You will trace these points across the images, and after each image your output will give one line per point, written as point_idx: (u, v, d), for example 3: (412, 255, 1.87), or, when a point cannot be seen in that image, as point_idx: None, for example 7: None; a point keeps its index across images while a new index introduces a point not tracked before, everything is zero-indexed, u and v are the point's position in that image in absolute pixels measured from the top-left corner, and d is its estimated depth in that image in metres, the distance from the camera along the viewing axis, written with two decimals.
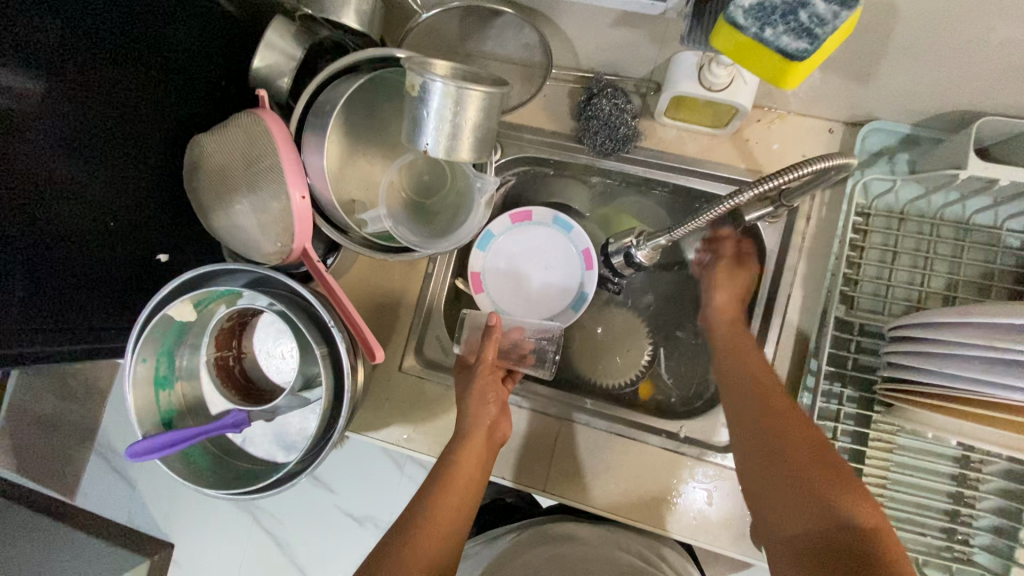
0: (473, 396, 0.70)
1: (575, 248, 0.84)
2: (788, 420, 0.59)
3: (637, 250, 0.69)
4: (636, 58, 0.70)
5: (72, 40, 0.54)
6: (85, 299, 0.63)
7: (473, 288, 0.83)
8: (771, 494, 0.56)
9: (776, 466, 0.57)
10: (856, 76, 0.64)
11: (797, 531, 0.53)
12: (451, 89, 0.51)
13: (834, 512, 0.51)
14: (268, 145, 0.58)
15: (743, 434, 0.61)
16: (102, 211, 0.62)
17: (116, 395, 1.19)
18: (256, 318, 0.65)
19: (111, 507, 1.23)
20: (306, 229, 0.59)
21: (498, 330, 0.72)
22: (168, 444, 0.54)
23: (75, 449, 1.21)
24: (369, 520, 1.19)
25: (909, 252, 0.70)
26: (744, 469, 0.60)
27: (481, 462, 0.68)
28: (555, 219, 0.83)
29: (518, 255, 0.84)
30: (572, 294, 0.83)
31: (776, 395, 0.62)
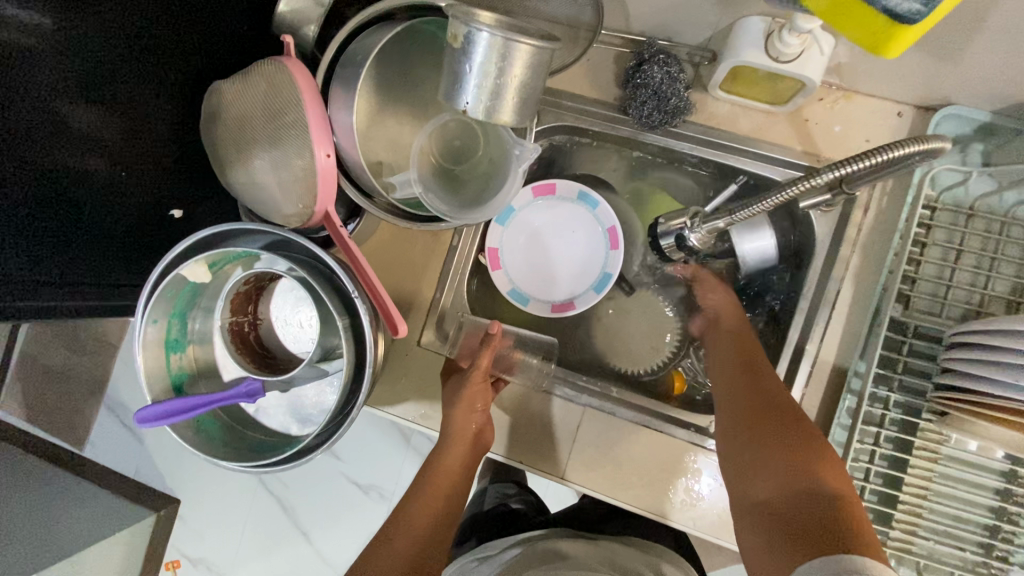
0: (461, 404, 0.67)
1: (600, 227, 0.79)
2: (775, 394, 0.61)
3: (690, 233, 0.64)
4: (694, 22, 0.64)
5: None
6: (97, 251, 0.60)
7: (491, 266, 0.79)
8: (747, 456, 0.58)
9: (756, 434, 0.58)
10: (940, 54, 0.57)
11: (769, 492, 0.54)
12: (498, 40, 0.46)
13: (806, 473, 0.53)
14: (293, 96, 0.53)
15: (730, 403, 0.63)
16: (112, 159, 0.58)
17: (126, 350, 1.18)
18: (273, 283, 0.61)
19: (118, 461, 1.23)
20: (330, 191, 0.55)
21: (498, 339, 0.69)
22: (177, 410, 0.51)
23: (84, 402, 1.20)
24: (373, 490, 1.18)
25: (974, 251, 0.64)
26: (726, 435, 0.62)
27: (465, 467, 0.68)
28: (582, 195, 0.79)
29: (541, 231, 0.80)
30: (594, 275, 0.79)
31: (768, 373, 0.64)
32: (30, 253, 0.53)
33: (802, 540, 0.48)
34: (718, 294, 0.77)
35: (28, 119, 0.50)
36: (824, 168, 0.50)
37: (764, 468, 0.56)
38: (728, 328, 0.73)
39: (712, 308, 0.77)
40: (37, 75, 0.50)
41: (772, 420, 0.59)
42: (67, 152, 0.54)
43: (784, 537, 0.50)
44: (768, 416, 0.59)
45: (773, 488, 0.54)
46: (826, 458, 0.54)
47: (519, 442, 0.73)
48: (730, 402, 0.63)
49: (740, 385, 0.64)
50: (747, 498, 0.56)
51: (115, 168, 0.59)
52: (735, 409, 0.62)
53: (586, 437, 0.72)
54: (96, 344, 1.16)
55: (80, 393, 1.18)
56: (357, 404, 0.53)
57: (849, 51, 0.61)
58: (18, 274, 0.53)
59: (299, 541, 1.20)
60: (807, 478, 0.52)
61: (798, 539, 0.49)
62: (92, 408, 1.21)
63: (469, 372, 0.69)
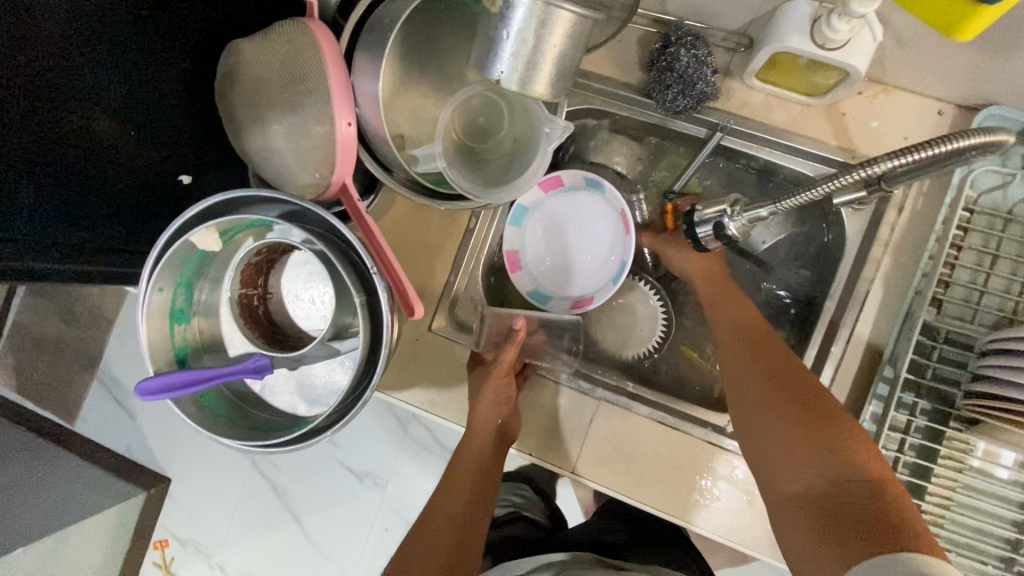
0: (487, 396, 0.68)
1: (611, 211, 0.75)
2: (794, 376, 0.59)
3: (730, 221, 0.61)
4: (734, 6, 0.61)
5: None
6: (99, 212, 0.57)
7: (510, 268, 0.76)
8: (774, 448, 0.56)
9: (776, 417, 0.57)
10: (994, 50, 0.55)
11: (804, 483, 0.53)
12: (539, 5, 0.44)
13: (841, 462, 0.51)
14: (316, 59, 0.50)
15: (749, 389, 0.61)
16: (121, 116, 0.56)
17: (121, 325, 1.17)
18: (286, 257, 0.58)
19: (109, 436, 1.22)
20: (350, 161, 0.52)
21: (522, 334, 0.71)
22: (183, 384, 0.49)
23: (75, 375, 1.18)
24: (369, 478, 1.16)
25: (1011, 257, 0.62)
26: (747, 419, 0.60)
27: (492, 456, 0.69)
28: (588, 180, 0.75)
29: (554, 225, 0.76)
30: (611, 266, 0.75)
31: (783, 352, 0.63)
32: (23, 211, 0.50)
33: (851, 537, 0.47)
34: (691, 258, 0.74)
35: (22, 64, 0.47)
36: (882, 156, 0.47)
37: (795, 459, 0.54)
38: (722, 295, 0.71)
39: (689, 271, 0.75)
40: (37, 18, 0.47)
41: (797, 406, 0.57)
42: (66, 102, 0.51)
43: (828, 536, 0.49)
44: (785, 395, 0.58)
45: (809, 481, 0.52)
46: (858, 442, 0.52)
47: (529, 435, 0.70)
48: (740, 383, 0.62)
49: (758, 367, 0.62)
50: (782, 491, 0.54)
51: (117, 125, 0.56)
52: (754, 392, 0.60)
53: (599, 435, 0.69)
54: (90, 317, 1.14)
55: (71, 367, 1.16)
56: (369, 385, 0.51)
57: (897, 43, 0.58)
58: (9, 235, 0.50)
59: (291, 526, 1.19)
60: (845, 467, 0.51)
61: (849, 538, 0.47)
62: (83, 382, 1.19)
63: (492, 366, 0.70)
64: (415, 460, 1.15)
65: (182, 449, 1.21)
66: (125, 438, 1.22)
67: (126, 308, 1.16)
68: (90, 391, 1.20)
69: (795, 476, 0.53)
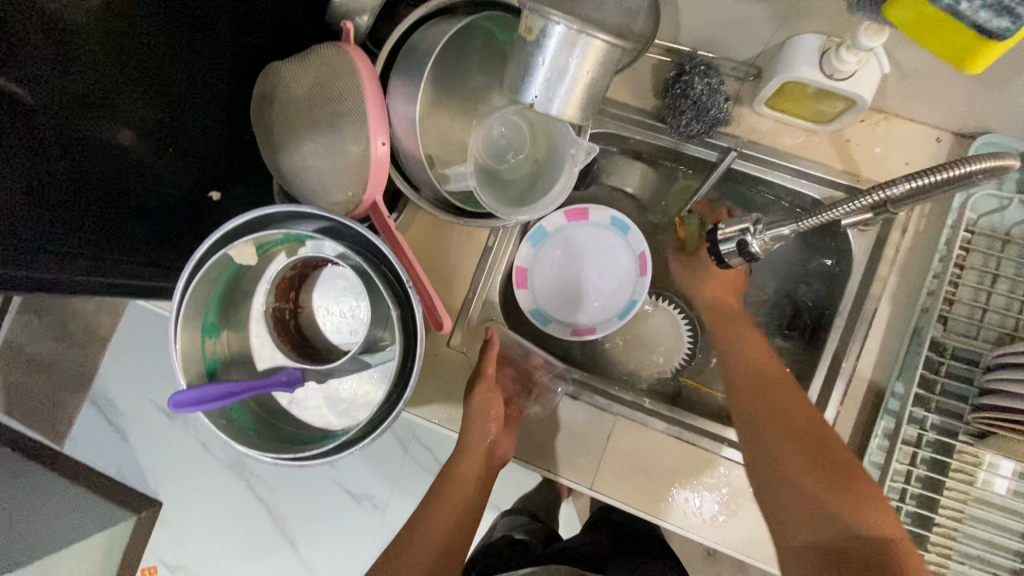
0: (479, 409, 0.67)
1: (629, 252, 0.78)
2: (807, 424, 0.58)
3: (753, 239, 0.62)
4: (743, 38, 0.64)
5: None
6: (131, 226, 0.58)
7: (516, 284, 0.77)
8: (791, 503, 0.54)
9: (787, 465, 0.56)
10: (990, 82, 0.58)
11: (813, 538, 0.52)
12: (573, 34, 0.46)
13: (861, 523, 0.50)
14: (354, 81, 0.52)
15: (764, 437, 0.59)
16: (160, 134, 0.58)
17: (116, 342, 1.19)
18: (317, 271, 0.59)
19: (97, 459, 1.20)
20: (382, 180, 0.53)
21: (497, 343, 0.68)
22: (214, 397, 0.49)
23: (69, 393, 1.18)
24: (367, 500, 1.15)
25: (1011, 276, 0.64)
26: (754, 464, 0.59)
27: (479, 478, 0.67)
28: (612, 219, 0.78)
29: (569, 256, 0.79)
30: (620, 301, 0.78)
31: (801, 398, 0.61)
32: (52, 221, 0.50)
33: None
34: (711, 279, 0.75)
35: (71, 79, 0.48)
36: (899, 178, 0.50)
37: (813, 517, 0.52)
38: (730, 319, 0.72)
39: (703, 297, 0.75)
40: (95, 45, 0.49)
41: (818, 461, 0.55)
42: (104, 116, 0.52)
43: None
44: (798, 442, 0.57)
45: (826, 541, 0.51)
46: (879, 502, 0.51)
47: (546, 451, 0.71)
48: (747, 425, 0.61)
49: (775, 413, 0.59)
50: (788, 544, 0.54)
51: (147, 139, 0.57)
52: (762, 435, 0.59)
53: (618, 450, 0.70)
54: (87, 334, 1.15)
55: (64, 386, 1.17)
56: (401, 398, 0.51)
57: (899, 74, 0.62)
58: (37, 245, 0.50)
59: (287, 550, 1.17)
60: (864, 528, 0.50)
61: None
62: (76, 401, 1.19)
63: (477, 378, 0.68)
64: (417, 483, 1.15)
65: (174, 473, 1.20)
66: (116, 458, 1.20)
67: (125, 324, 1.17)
68: (80, 413, 1.19)
69: (805, 532, 0.52)
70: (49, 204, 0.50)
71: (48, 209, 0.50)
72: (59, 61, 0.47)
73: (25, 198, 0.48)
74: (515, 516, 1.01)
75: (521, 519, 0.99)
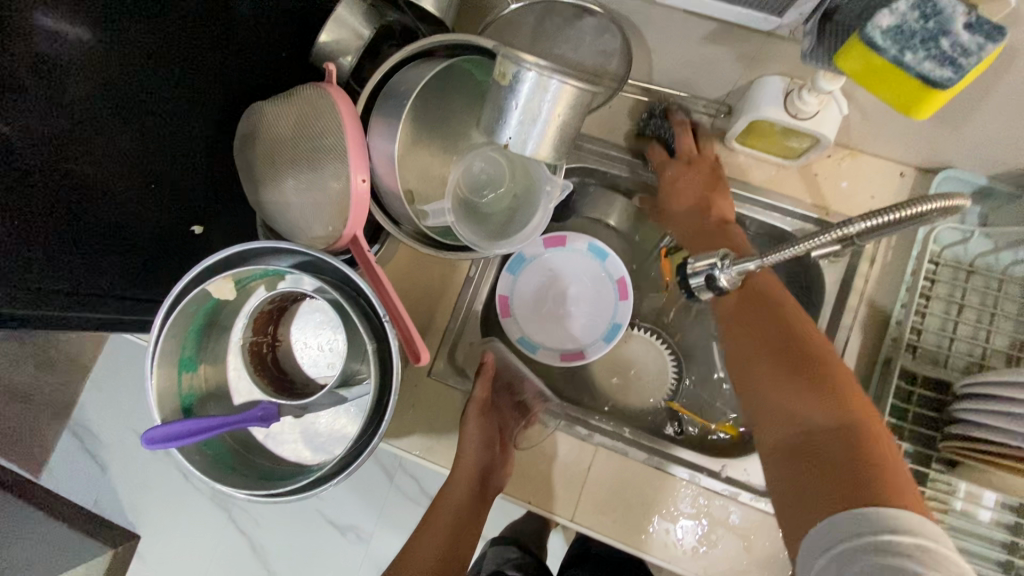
0: (469, 434, 0.68)
1: (608, 277, 0.80)
2: (784, 329, 0.61)
3: (721, 274, 0.58)
4: (713, 79, 0.67)
5: None
6: (111, 261, 0.58)
7: (500, 313, 0.79)
8: (766, 399, 0.58)
9: (763, 367, 0.60)
10: (947, 121, 0.61)
11: (779, 430, 0.56)
12: (545, 79, 0.48)
13: (821, 412, 0.53)
14: (334, 121, 0.54)
15: (753, 349, 0.62)
16: (145, 172, 0.59)
17: (98, 369, 1.20)
18: (296, 305, 0.60)
19: (76, 490, 1.22)
20: (362, 215, 0.55)
21: (490, 369, 0.70)
22: (188, 432, 0.49)
23: (46, 423, 1.18)
24: (352, 532, 1.18)
25: (975, 306, 0.66)
26: (736, 371, 0.63)
27: (473, 503, 0.69)
28: (589, 245, 0.80)
29: (550, 283, 0.80)
30: (604, 324, 0.79)
31: (784, 304, 0.63)
32: (30, 256, 0.51)
33: (818, 492, 0.49)
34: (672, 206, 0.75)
35: (52, 114, 0.50)
36: (856, 218, 0.49)
37: (786, 417, 0.55)
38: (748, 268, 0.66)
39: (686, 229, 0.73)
40: (76, 83, 0.51)
41: (798, 366, 0.57)
42: (87, 151, 0.53)
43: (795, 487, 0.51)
44: (775, 349, 0.60)
45: (790, 431, 0.55)
46: (847, 399, 0.54)
47: (527, 482, 0.70)
48: (731, 336, 0.65)
49: (765, 327, 0.61)
50: (761, 436, 0.58)
51: (131, 174, 0.58)
52: (743, 344, 0.63)
53: (598, 481, 0.70)
54: (66, 363, 1.15)
55: (43, 415, 1.17)
56: (378, 432, 0.51)
57: (861, 114, 0.65)
58: (12, 279, 0.50)
59: None
60: (829, 423, 0.53)
61: (816, 489, 0.49)
62: (53, 430, 1.19)
63: (469, 404, 0.70)
64: (399, 512, 1.17)
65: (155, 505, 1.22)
66: (100, 489, 1.22)
67: (107, 354, 1.19)
68: (61, 441, 1.21)
69: (772, 424, 0.56)
70: (30, 239, 0.50)
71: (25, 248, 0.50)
72: (38, 96, 0.49)
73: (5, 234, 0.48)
74: (504, 547, 0.99)
75: (511, 552, 0.97)
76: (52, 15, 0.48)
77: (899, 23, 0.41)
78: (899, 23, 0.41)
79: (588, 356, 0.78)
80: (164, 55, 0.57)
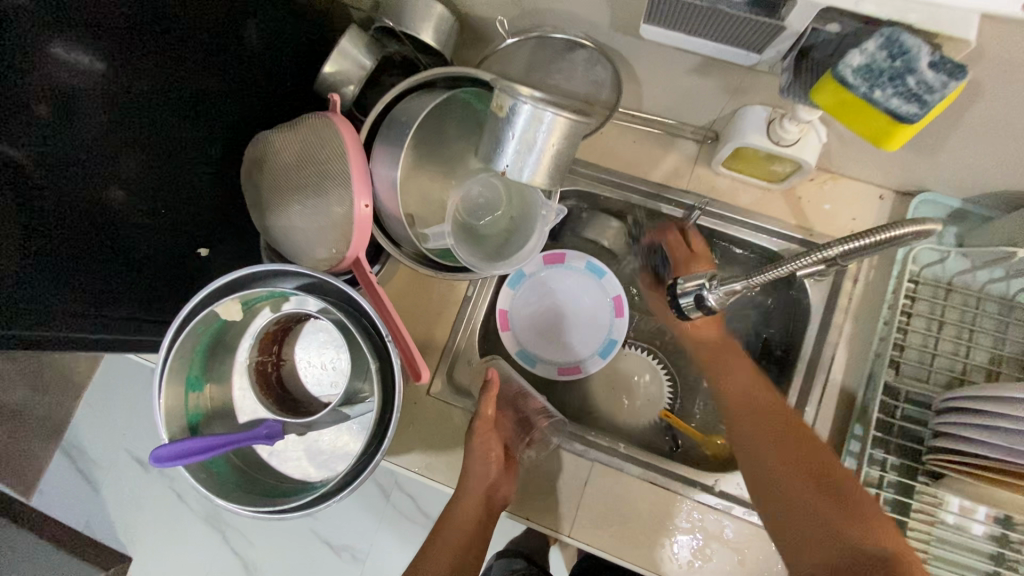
0: (475, 453, 0.69)
1: (604, 295, 0.82)
2: (803, 444, 0.61)
3: (709, 294, 0.62)
4: (699, 107, 0.71)
5: (136, 27, 0.55)
6: (120, 283, 0.59)
7: (500, 326, 0.81)
8: (797, 521, 0.56)
9: (790, 485, 0.59)
10: (920, 148, 0.64)
11: (817, 558, 0.53)
12: (539, 112, 0.51)
13: (862, 541, 0.51)
14: (338, 149, 0.56)
15: (770, 468, 0.61)
16: (154, 198, 0.61)
17: (90, 393, 1.28)
18: (301, 325, 0.62)
19: (71, 511, 1.30)
20: (364, 239, 0.57)
21: (494, 388, 0.69)
22: (195, 451, 0.50)
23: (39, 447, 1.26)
24: (347, 552, 1.25)
25: (954, 323, 0.69)
26: (755, 487, 0.61)
27: (479, 522, 0.69)
28: (588, 263, 0.82)
29: (549, 298, 0.82)
30: (599, 340, 0.81)
31: (797, 421, 0.64)
32: (40, 279, 0.52)
33: None
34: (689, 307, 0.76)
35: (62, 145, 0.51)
36: (836, 240, 0.53)
37: (822, 536, 0.54)
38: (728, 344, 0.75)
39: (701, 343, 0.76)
40: (88, 114, 0.53)
41: (820, 487, 0.57)
42: (94, 178, 0.55)
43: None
44: (801, 466, 0.59)
45: (829, 561, 0.52)
46: (881, 525, 0.53)
47: (525, 498, 0.72)
48: (746, 449, 0.64)
49: (780, 437, 0.62)
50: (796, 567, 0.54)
51: (137, 198, 0.60)
52: (765, 457, 0.62)
53: (595, 497, 0.71)
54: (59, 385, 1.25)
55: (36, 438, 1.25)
56: (379, 448, 0.53)
57: (839, 140, 0.68)
58: (23, 302, 0.51)
59: None
60: (874, 549, 0.50)
61: None
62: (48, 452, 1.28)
63: (475, 420, 0.70)
64: (393, 529, 1.23)
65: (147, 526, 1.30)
66: (94, 513, 1.30)
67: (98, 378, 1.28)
68: (54, 463, 1.29)
69: (811, 551, 0.53)
70: (40, 263, 0.52)
71: (35, 274, 0.51)
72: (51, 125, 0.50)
73: (16, 257, 0.49)
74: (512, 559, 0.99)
75: (518, 563, 0.97)
76: (70, 49, 0.50)
77: (868, 62, 0.43)
78: (869, 62, 0.43)
79: (583, 371, 0.80)
80: (173, 86, 0.60)
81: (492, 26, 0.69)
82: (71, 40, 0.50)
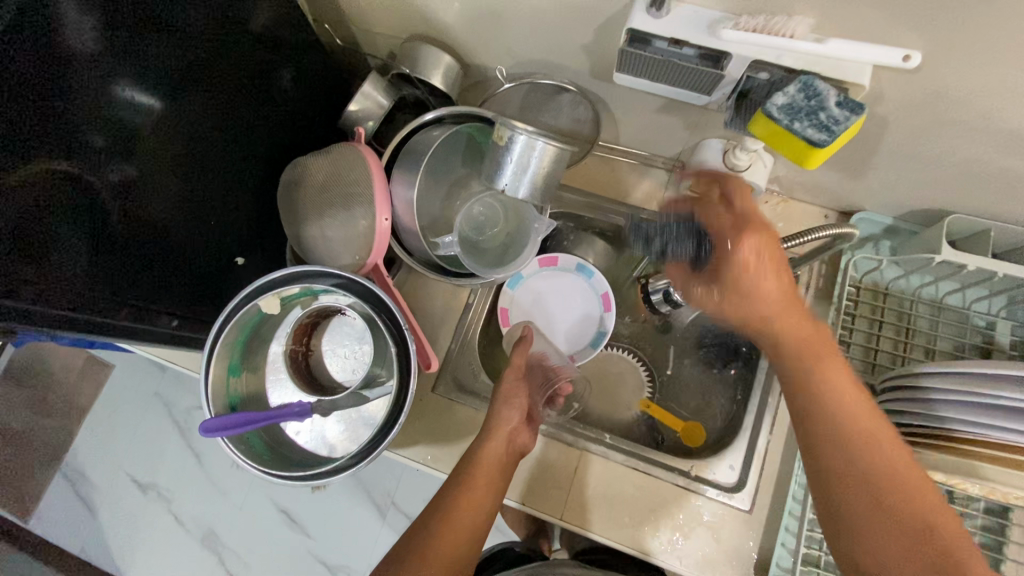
0: (501, 396, 0.76)
1: (594, 293, 0.91)
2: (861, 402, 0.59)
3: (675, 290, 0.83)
4: (666, 141, 0.83)
5: (192, 71, 0.64)
6: (169, 285, 0.68)
7: (501, 322, 0.90)
8: (863, 487, 0.56)
9: (859, 447, 0.57)
10: (851, 173, 0.76)
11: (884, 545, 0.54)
12: (532, 142, 0.63)
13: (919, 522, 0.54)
14: (363, 172, 0.67)
15: (842, 426, 0.58)
16: (200, 212, 0.71)
17: (93, 414, 1.41)
18: (326, 321, 0.71)
19: (69, 535, 1.39)
20: (383, 247, 0.68)
21: (524, 343, 0.80)
22: (239, 423, 0.59)
23: (42, 467, 1.39)
24: (344, 570, 1.31)
25: (892, 323, 0.80)
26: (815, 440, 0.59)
27: (501, 461, 0.70)
28: (579, 266, 0.92)
29: (545, 297, 0.92)
30: (590, 334, 0.90)
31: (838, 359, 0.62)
32: (104, 278, 0.59)
33: None
34: (765, 297, 0.61)
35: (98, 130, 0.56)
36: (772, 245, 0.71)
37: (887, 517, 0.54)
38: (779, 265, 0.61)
39: (790, 341, 0.62)
40: (143, 139, 0.61)
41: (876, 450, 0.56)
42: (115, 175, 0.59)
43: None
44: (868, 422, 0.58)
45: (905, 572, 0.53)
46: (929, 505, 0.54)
47: (521, 485, 0.79)
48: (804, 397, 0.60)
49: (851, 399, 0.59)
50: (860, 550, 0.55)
51: (177, 209, 0.68)
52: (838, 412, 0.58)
53: (584, 482, 0.79)
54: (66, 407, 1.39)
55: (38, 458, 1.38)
56: (396, 423, 0.61)
57: (785, 168, 0.81)
58: (93, 300, 0.59)
59: None
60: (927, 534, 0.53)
61: None
62: (49, 474, 1.39)
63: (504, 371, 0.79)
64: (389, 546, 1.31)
65: (143, 547, 1.38)
66: (92, 536, 1.39)
67: (102, 400, 1.42)
68: (54, 484, 1.40)
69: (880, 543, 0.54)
70: (105, 260, 0.59)
71: (106, 278, 0.59)
72: (106, 148, 0.57)
73: (88, 261, 0.57)
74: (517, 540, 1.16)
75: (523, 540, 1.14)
76: (139, 89, 0.59)
77: (790, 102, 0.56)
78: (790, 102, 0.56)
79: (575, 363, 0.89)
80: (218, 118, 0.70)
81: (491, 72, 0.81)
82: (139, 82, 0.59)
